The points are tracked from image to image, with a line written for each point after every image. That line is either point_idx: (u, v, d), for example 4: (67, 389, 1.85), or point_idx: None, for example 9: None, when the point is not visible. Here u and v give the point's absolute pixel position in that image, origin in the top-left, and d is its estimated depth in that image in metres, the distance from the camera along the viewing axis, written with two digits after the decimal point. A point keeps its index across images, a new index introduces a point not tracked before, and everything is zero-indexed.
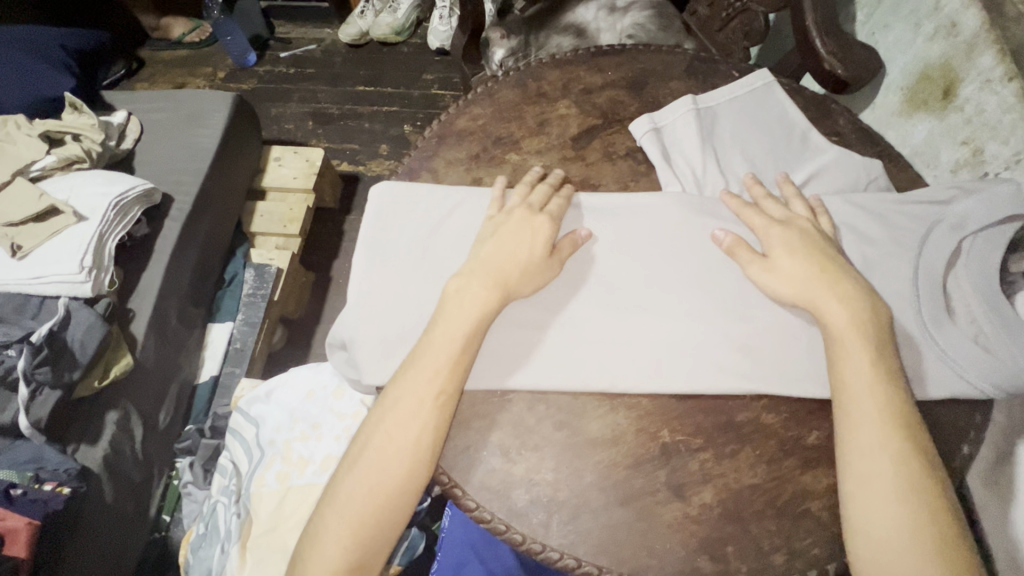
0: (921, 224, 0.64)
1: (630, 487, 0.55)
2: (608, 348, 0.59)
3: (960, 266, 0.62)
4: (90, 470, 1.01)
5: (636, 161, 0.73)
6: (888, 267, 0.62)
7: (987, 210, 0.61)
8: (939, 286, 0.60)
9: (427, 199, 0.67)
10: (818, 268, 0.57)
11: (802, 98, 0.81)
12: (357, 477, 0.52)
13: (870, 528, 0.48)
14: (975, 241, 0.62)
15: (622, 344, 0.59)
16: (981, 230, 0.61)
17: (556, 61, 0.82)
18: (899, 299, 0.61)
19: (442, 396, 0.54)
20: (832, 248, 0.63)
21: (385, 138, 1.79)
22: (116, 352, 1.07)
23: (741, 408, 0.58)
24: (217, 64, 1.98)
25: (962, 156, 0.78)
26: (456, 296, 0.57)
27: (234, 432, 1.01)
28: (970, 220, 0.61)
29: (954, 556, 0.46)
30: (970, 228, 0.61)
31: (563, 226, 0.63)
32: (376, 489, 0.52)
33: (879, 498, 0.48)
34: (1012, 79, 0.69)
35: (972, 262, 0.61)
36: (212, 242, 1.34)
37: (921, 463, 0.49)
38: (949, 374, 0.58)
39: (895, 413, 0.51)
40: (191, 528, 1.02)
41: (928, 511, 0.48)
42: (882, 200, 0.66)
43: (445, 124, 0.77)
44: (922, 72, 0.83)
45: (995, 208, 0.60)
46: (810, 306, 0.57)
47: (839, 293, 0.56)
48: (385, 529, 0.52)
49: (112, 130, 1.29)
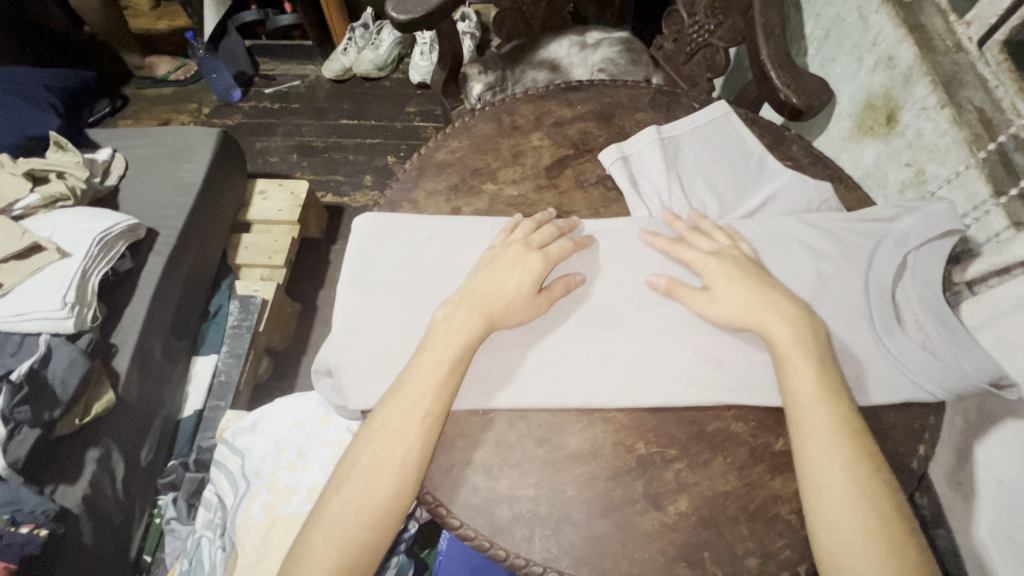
0: (870, 240, 0.69)
1: (609, 499, 0.57)
2: (582, 367, 0.62)
3: (906, 279, 0.67)
4: (69, 510, 0.99)
5: (606, 188, 0.78)
6: (842, 282, 0.67)
7: (925, 224, 0.66)
8: (888, 297, 0.65)
9: (411, 229, 0.70)
10: (762, 290, 0.61)
11: (758, 126, 0.87)
12: (348, 496, 0.54)
13: (827, 539, 0.51)
14: (918, 254, 0.67)
15: (575, 367, 0.62)
16: (922, 245, 0.67)
17: (529, 96, 0.87)
18: (852, 311, 0.65)
19: (398, 420, 0.56)
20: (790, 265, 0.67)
21: (369, 170, 1.83)
22: (97, 389, 1.07)
23: (712, 418, 0.61)
24: (202, 101, 2.02)
25: (907, 176, 0.84)
26: (445, 323, 0.60)
27: (220, 464, 0.99)
28: (912, 235, 0.67)
29: (909, 561, 0.49)
30: (913, 243, 0.66)
31: (520, 237, 0.67)
32: (363, 506, 0.53)
33: (833, 506, 0.51)
34: (943, 107, 0.75)
35: (916, 275, 0.67)
36: (197, 275, 1.35)
37: (870, 472, 0.52)
38: (903, 380, 0.62)
39: (840, 424, 0.54)
40: (175, 565, 1.00)
41: (878, 517, 0.50)
42: (835, 219, 0.71)
43: (425, 157, 0.81)
44: (867, 100, 0.90)
45: (933, 225, 0.66)
46: (757, 327, 0.60)
47: (782, 313, 0.59)
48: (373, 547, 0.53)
49: (95, 168, 1.31)
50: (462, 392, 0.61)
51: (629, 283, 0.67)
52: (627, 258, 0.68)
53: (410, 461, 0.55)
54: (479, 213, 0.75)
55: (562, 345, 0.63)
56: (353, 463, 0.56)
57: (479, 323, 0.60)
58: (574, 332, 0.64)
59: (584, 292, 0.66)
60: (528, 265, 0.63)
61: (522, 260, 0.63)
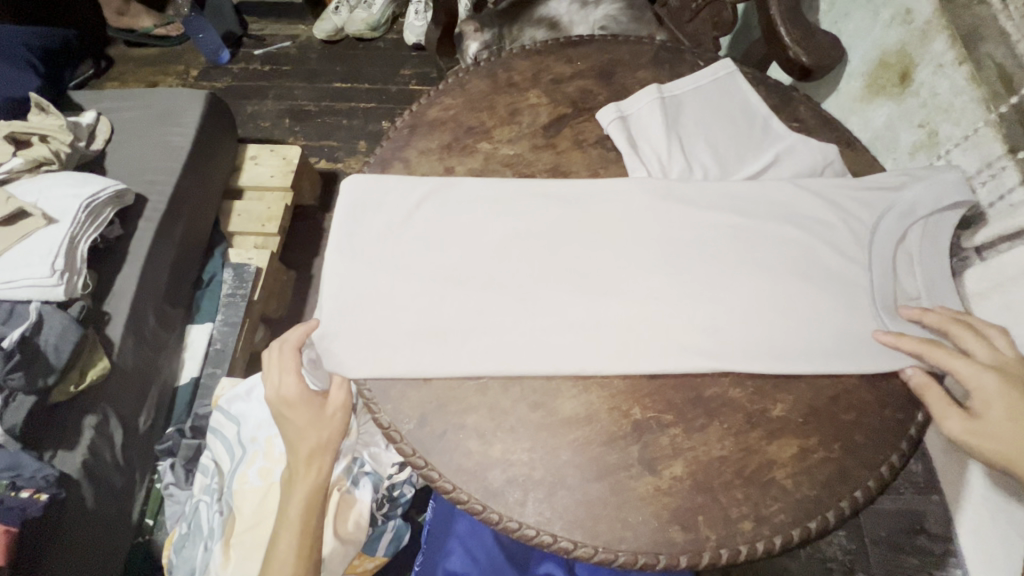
0: (874, 211, 0.66)
1: (604, 464, 0.57)
2: (549, 335, 0.60)
3: (912, 248, 0.65)
4: (68, 475, 1.00)
5: (606, 149, 0.74)
6: (845, 251, 0.65)
7: (930, 196, 0.64)
8: (890, 267, 0.63)
9: (399, 195, 0.68)
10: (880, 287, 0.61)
11: (766, 85, 0.82)
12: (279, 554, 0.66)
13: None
14: (927, 225, 0.65)
15: (565, 334, 0.61)
16: (930, 215, 0.65)
17: (526, 51, 0.83)
18: (853, 280, 0.63)
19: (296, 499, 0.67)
20: (792, 232, 0.65)
21: (362, 135, 1.78)
22: (92, 355, 1.05)
23: (710, 384, 0.60)
24: (189, 63, 1.95)
25: (919, 138, 0.81)
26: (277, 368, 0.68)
27: (215, 431, 1.00)
28: (920, 206, 0.64)
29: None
30: (919, 214, 0.64)
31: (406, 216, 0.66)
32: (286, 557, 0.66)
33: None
34: (962, 63, 0.72)
35: (922, 244, 0.64)
36: (189, 242, 1.33)
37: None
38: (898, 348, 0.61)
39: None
40: (174, 529, 1.01)
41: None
42: (841, 186, 0.68)
43: (417, 114, 0.77)
44: (881, 58, 0.86)
45: (941, 194, 0.64)
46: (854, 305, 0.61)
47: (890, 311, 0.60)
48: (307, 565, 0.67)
49: (82, 131, 1.26)
50: (431, 358, 0.60)
51: (623, 252, 0.65)
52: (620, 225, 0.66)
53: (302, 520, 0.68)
54: (473, 173, 0.73)
55: (553, 312, 0.61)
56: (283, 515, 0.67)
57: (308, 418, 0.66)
58: (564, 300, 0.62)
59: (572, 260, 0.64)
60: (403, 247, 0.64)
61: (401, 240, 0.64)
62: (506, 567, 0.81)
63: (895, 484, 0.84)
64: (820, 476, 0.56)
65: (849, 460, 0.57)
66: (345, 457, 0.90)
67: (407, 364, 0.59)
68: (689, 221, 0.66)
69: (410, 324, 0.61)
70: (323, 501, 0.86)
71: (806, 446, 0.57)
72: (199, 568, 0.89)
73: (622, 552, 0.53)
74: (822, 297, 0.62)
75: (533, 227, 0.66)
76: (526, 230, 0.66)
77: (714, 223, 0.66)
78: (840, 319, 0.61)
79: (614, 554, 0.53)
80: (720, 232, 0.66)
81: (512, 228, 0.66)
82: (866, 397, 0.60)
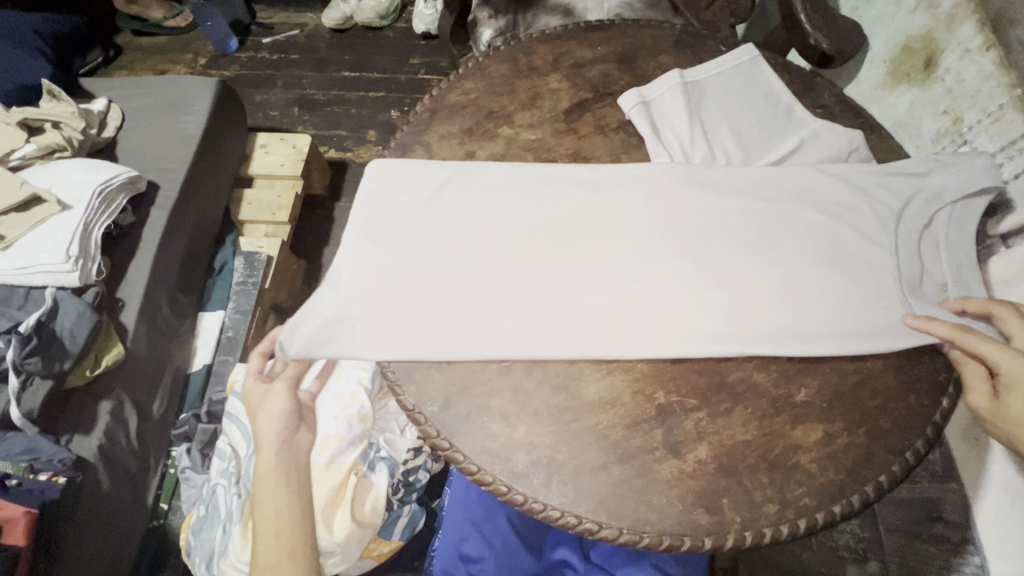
0: (900, 196, 0.66)
1: (628, 447, 0.57)
2: (572, 319, 0.60)
3: (939, 234, 0.64)
4: (85, 459, 1.01)
5: (627, 134, 0.74)
6: (871, 237, 0.64)
7: (954, 182, 0.65)
8: (916, 253, 0.63)
9: (421, 180, 0.68)
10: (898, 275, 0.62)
11: (789, 71, 0.82)
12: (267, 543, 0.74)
13: None
14: (953, 210, 0.65)
15: (588, 319, 0.61)
16: (957, 201, 0.65)
17: (546, 36, 0.82)
18: (879, 266, 0.63)
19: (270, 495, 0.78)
20: (817, 218, 0.65)
21: (372, 124, 1.78)
22: (107, 342, 1.07)
23: (733, 368, 0.60)
24: (198, 51, 1.94)
25: (943, 125, 0.80)
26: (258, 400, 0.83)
27: (232, 416, 1.00)
28: (945, 192, 0.64)
29: None
30: (945, 200, 0.64)
31: (427, 201, 0.66)
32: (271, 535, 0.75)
33: None
34: (990, 49, 0.71)
35: (950, 230, 0.64)
36: (201, 229, 1.33)
37: None
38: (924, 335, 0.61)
39: None
40: (191, 512, 1.03)
41: None
42: (866, 172, 0.67)
43: (437, 99, 0.77)
44: (904, 44, 0.85)
45: (967, 181, 0.64)
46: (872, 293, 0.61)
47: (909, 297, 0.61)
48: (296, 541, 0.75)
49: (93, 119, 1.26)
50: (454, 341, 0.60)
51: (646, 237, 0.64)
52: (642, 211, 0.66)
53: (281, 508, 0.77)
54: (494, 157, 0.72)
55: (575, 296, 0.61)
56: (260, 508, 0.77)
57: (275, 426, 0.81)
58: (586, 285, 0.62)
59: (594, 245, 0.64)
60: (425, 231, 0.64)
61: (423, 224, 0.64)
62: (521, 553, 0.80)
63: (911, 473, 0.84)
64: (844, 461, 0.56)
65: (875, 445, 0.57)
66: (361, 444, 0.91)
67: (431, 346, 0.59)
68: (712, 207, 0.66)
69: (433, 308, 0.61)
70: (340, 486, 0.86)
71: (831, 431, 0.57)
72: (216, 550, 0.90)
73: (647, 534, 0.53)
74: (847, 282, 0.62)
75: (555, 212, 0.66)
76: (548, 215, 0.66)
77: (736, 208, 0.66)
78: (866, 305, 0.61)
79: (639, 536, 0.53)
80: (744, 218, 0.65)
81: (534, 213, 0.66)
82: (891, 383, 0.60)
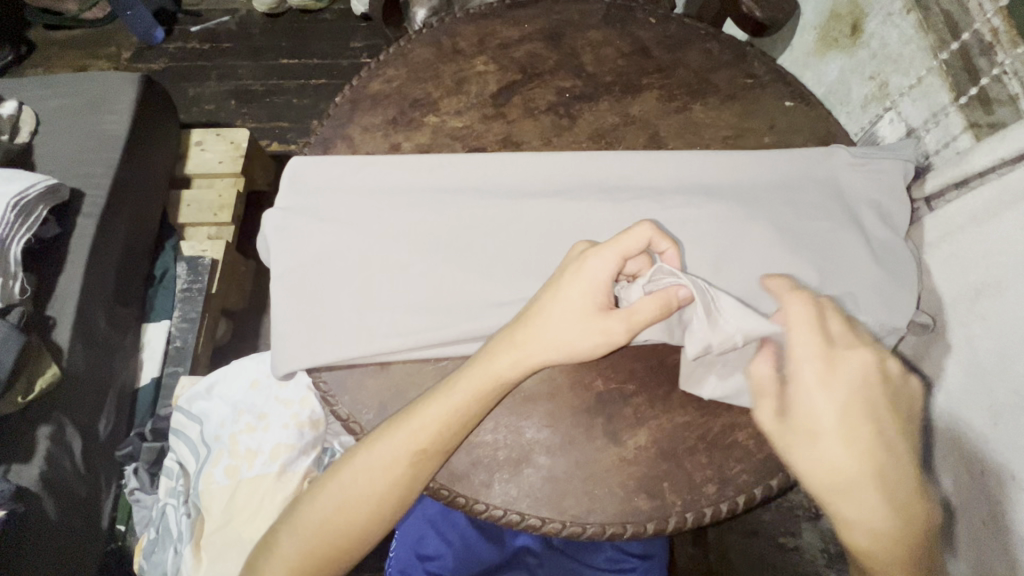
0: (806, 166, 0.67)
1: (569, 439, 0.57)
2: (505, 292, 0.61)
3: (850, 183, 0.66)
4: (26, 489, 0.93)
5: (558, 116, 0.72)
6: (792, 185, 0.66)
7: (902, 307, 0.60)
8: (834, 205, 0.64)
9: (292, 338, 0.59)
10: (824, 218, 0.63)
11: (719, 41, 0.78)
12: (322, 499, 0.55)
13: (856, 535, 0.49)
14: (865, 168, 0.66)
15: (517, 289, 0.61)
16: (869, 158, 0.66)
17: (471, 16, 0.78)
18: (801, 213, 0.64)
19: (390, 450, 0.53)
20: (736, 253, 0.61)
21: (314, 114, 1.70)
22: (40, 364, 0.97)
23: (671, 350, 0.61)
24: (121, 44, 1.81)
25: (870, 90, 0.80)
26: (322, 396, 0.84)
27: (177, 432, 0.96)
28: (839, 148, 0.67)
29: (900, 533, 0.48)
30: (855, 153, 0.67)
31: (350, 189, 0.65)
32: (342, 495, 0.54)
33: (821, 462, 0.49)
34: (910, 11, 0.71)
35: (883, 181, 0.66)
36: (136, 237, 1.24)
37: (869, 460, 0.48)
38: (863, 270, 0.61)
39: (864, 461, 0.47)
40: (144, 534, 0.99)
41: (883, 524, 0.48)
42: (769, 152, 0.67)
43: (358, 89, 0.73)
44: (832, 9, 0.86)
45: (886, 183, 0.66)
46: (797, 235, 0.62)
47: (841, 242, 0.62)
48: (375, 534, 0.55)
49: (1, 123, 1.13)
50: (398, 323, 0.59)
51: (565, 206, 0.64)
52: (549, 229, 0.63)
53: (402, 478, 0.53)
54: (421, 149, 0.69)
55: (496, 276, 0.61)
56: (358, 449, 0.55)
57: (623, 329, 0.52)
58: (480, 207, 0.64)
59: (516, 230, 0.63)
60: (343, 229, 0.62)
61: (349, 215, 0.63)
62: (480, 544, 0.77)
63: None
64: None
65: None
66: (313, 451, 0.89)
67: (359, 159, 0.67)
68: None
69: (357, 183, 0.65)
70: (294, 495, 0.85)
71: None
72: (171, 571, 0.87)
73: (590, 524, 0.54)
74: (773, 230, 0.62)
75: (442, 298, 0.60)
76: (437, 272, 0.61)
77: (672, 185, 0.66)
78: (793, 261, 0.60)
79: (583, 526, 0.54)
80: (650, 211, 0.63)
81: (422, 315, 0.59)
82: None
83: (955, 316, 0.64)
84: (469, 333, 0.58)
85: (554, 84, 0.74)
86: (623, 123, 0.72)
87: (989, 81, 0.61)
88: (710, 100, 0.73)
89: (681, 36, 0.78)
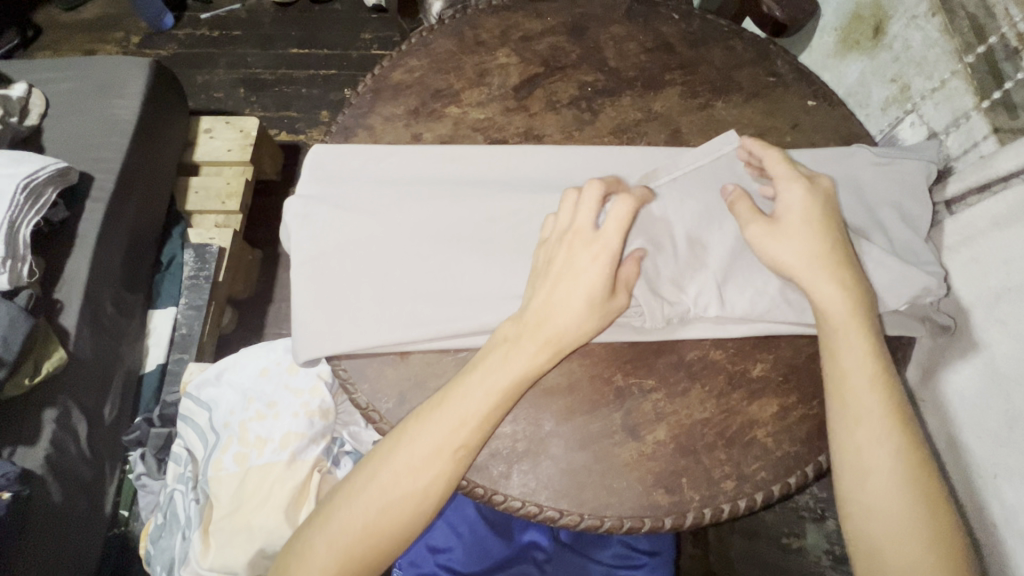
0: (827, 166, 0.67)
1: (588, 432, 0.57)
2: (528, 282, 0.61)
3: (872, 183, 0.66)
4: (32, 471, 0.93)
5: (579, 110, 0.71)
6: None
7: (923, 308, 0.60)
8: (858, 206, 0.64)
9: (315, 327, 0.58)
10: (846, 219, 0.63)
11: (742, 38, 0.78)
12: (352, 506, 0.54)
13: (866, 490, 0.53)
14: (888, 170, 0.66)
15: None
16: (892, 160, 0.67)
17: (493, 7, 0.78)
18: None
19: (428, 445, 0.53)
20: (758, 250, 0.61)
21: (324, 104, 1.69)
22: (45, 347, 0.97)
23: (690, 347, 0.61)
24: (130, 28, 1.80)
25: (891, 93, 0.80)
26: None
27: (186, 418, 0.96)
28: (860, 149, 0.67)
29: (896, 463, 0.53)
30: (877, 153, 0.67)
31: (372, 177, 0.65)
32: (378, 499, 0.53)
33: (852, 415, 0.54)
34: (935, 14, 0.71)
35: (906, 183, 0.66)
36: (145, 223, 1.24)
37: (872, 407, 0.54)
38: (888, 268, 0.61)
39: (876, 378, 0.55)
40: (150, 519, 0.99)
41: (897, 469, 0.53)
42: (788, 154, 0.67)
43: (379, 78, 0.73)
44: (854, 11, 0.85)
45: (910, 185, 0.66)
46: None
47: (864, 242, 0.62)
48: (404, 536, 0.54)
49: (11, 106, 1.13)
50: (419, 312, 0.59)
51: None
52: None
53: (440, 471, 0.53)
54: (443, 140, 0.69)
55: (517, 266, 0.61)
56: (392, 446, 0.55)
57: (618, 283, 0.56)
58: (503, 199, 0.64)
59: (538, 222, 0.63)
60: (365, 217, 0.62)
61: (371, 203, 0.63)
62: (490, 538, 0.77)
63: None
64: (799, 433, 0.59)
65: None
66: (324, 440, 0.88)
67: (381, 149, 0.67)
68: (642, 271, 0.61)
69: (379, 173, 0.65)
70: (303, 484, 0.84)
71: (786, 405, 0.60)
72: (178, 557, 0.87)
73: (607, 518, 0.54)
74: None
75: (464, 288, 0.60)
76: (459, 262, 0.61)
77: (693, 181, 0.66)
78: None
79: (601, 520, 0.54)
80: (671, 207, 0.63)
81: (444, 305, 0.59)
82: None
83: (975, 321, 0.63)
84: (490, 324, 0.59)
85: (576, 78, 0.73)
86: (644, 119, 0.72)
87: (1014, 85, 0.62)
88: (733, 98, 0.73)
89: (704, 33, 0.78)
